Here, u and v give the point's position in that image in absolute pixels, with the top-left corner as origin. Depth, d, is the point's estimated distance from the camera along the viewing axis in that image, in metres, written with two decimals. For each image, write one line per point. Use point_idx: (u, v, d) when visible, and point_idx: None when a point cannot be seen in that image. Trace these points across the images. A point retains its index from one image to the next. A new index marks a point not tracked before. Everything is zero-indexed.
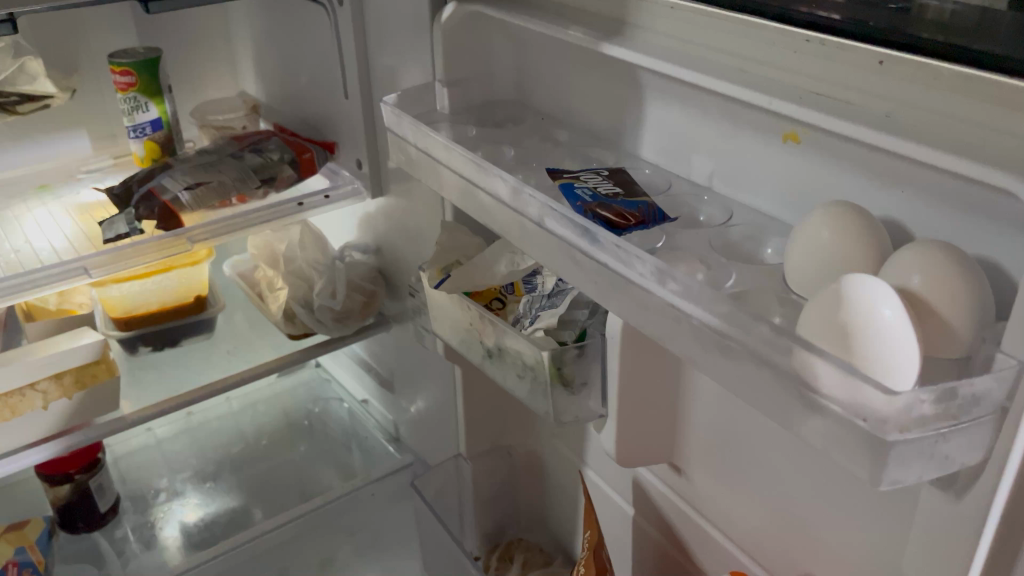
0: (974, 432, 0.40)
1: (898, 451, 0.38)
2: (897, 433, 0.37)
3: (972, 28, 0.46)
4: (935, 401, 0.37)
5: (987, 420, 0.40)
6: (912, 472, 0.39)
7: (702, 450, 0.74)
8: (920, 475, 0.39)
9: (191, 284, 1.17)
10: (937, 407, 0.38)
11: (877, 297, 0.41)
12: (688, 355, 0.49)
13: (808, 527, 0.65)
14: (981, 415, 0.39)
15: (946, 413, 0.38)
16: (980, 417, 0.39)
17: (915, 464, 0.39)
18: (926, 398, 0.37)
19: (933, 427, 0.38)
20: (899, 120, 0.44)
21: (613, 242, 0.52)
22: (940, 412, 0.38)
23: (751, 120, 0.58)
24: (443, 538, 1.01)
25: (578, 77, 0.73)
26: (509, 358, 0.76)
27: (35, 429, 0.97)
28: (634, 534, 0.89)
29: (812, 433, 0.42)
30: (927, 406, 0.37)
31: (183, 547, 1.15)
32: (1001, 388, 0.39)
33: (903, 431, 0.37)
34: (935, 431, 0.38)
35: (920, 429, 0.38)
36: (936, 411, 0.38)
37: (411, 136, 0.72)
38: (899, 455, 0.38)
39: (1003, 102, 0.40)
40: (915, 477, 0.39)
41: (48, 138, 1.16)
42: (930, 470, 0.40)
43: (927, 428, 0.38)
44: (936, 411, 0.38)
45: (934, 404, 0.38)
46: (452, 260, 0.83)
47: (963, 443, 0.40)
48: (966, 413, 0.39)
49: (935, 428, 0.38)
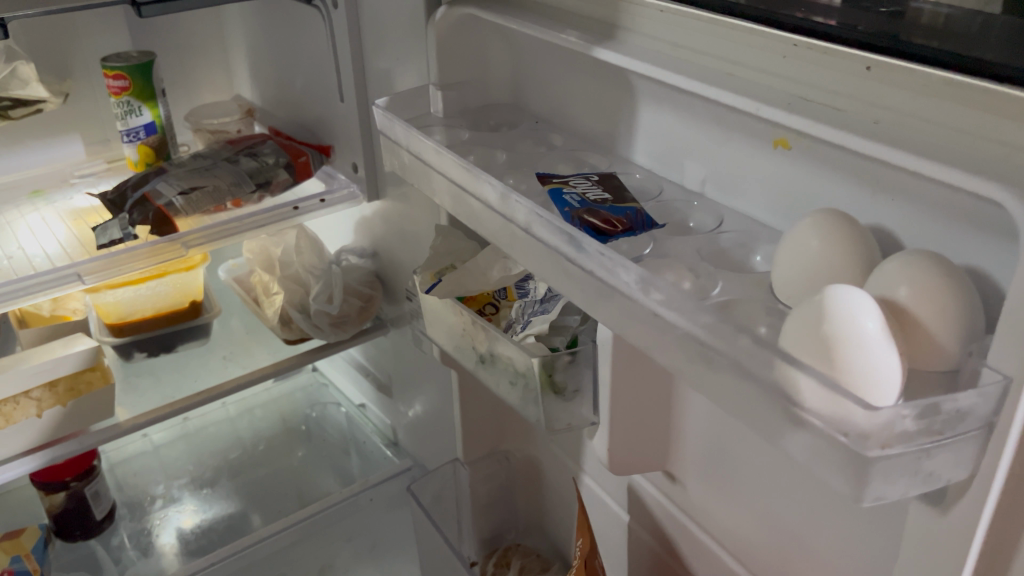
0: (960, 448, 0.34)
1: (880, 468, 0.33)
2: (878, 450, 0.32)
3: (978, 32, 0.42)
4: (916, 416, 0.32)
5: (974, 435, 0.34)
6: (896, 487, 0.34)
7: (686, 469, 0.69)
8: (904, 491, 0.34)
9: (187, 289, 1.14)
10: (919, 421, 0.33)
11: (860, 309, 0.35)
12: (672, 368, 0.43)
13: (803, 545, 0.59)
14: (967, 431, 0.34)
15: (928, 428, 0.33)
16: (967, 432, 0.34)
17: (900, 480, 0.34)
18: (908, 413, 0.32)
19: (917, 443, 0.33)
20: (886, 130, 0.41)
21: (596, 249, 0.47)
22: (924, 427, 0.33)
23: (742, 125, 0.54)
24: (440, 545, 0.99)
25: (572, 79, 0.69)
26: (500, 364, 0.72)
27: (32, 437, 0.95)
28: (630, 542, 0.81)
29: (798, 452, 0.36)
30: (910, 421, 0.32)
31: (181, 554, 1.13)
32: (986, 403, 0.33)
33: (885, 447, 0.32)
34: (918, 448, 0.33)
35: (904, 444, 0.33)
36: (919, 426, 0.33)
37: (404, 140, 0.69)
38: (882, 472, 0.33)
39: (990, 109, 0.36)
40: (899, 493, 0.34)
41: (40, 144, 1.13)
42: (917, 487, 0.34)
43: (910, 443, 0.33)
44: (920, 427, 0.33)
45: (917, 418, 0.32)
46: (446, 264, 0.80)
47: (949, 459, 0.34)
48: (951, 429, 0.33)
49: (919, 444, 0.33)
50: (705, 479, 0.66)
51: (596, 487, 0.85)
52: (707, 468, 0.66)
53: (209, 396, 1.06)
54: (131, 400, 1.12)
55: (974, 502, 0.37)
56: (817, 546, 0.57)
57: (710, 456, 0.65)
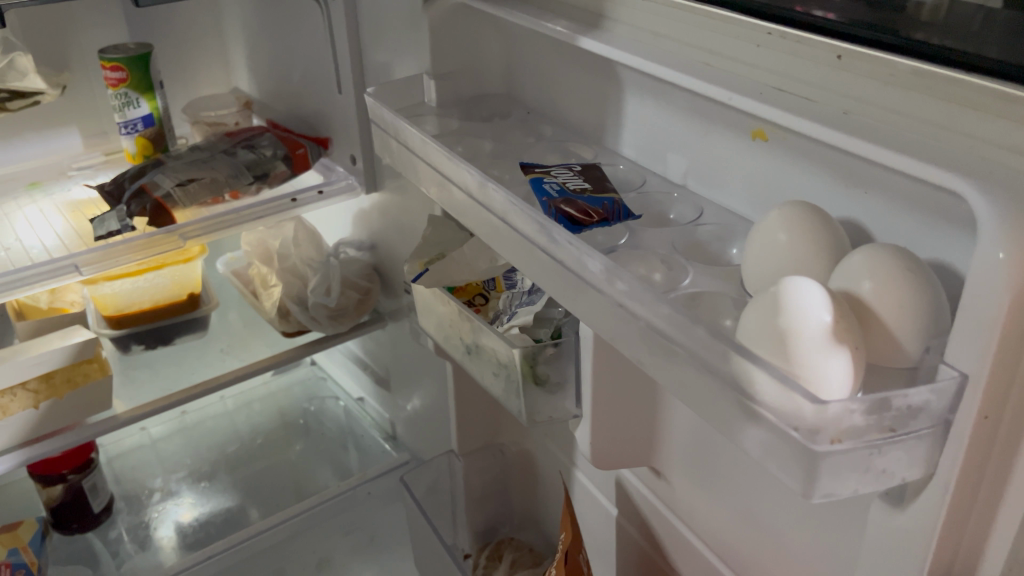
0: (913, 446, 0.35)
1: (830, 464, 0.34)
2: (826, 444, 0.34)
3: (968, 24, 0.41)
4: (865, 412, 0.34)
5: (928, 433, 0.35)
6: (846, 485, 0.35)
7: (670, 466, 0.68)
8: (855, 489, 0.35)
9: (185, 281, 1.14)
10: (869, 417, 0.34)
11: (811, 301, 0.36)
12: (637, 360, 0.44)
13: (782, 545, 0.58)
14: (920, 428, 0.35)
15: (878, 424, 0.34)
16: (920, 430, 0.35)
17: (851, 477, 0.35)
18: (857, 408, 0.33)
19: (867, 439, 0.34)
20: (856, 120, 0.40)
21: (566, 239, 0.47)
22: (874, 423, 0.34)
23: (723, 116, 0.53)
24: (431, 541, 0.98)
25: (563, 70, 0.68)
26: (485, 355, 0.71)
27: (20, 431, 0.94)
28: (618, 538, 0.80)
29: (752, 447, 0.37)
30: (859, 416, 0.34)
31: (178, 547, 1.14)
32: (940, 400, 0.34)
33: (834, 442, 0.34)
34: (867, 444, 0.34)
35: (853, 440, 0.34)
36: (868, 421, 0.34)
37: (392, 129, 0.68)
38: (831, 467, 0.34)
39: (961, 100, 0.36)
40: (850, 491, 0.35)
41: (38, 137, 1.15)
42: (868, 485, 0.36)
43: (859, 439, 0.34)
44: (870, 422, 0.34)
45: (867, 414, 0.34)
46: (436, 253, 0.79)
47: (902, 458, 0.35)
48: (903, 426, 0.34)
49: (869, 440, 0.34)
50: (687, 476, 0.66)
51: (586, 482, 0.84)
52: (689, 465, 0.65)
53: (205, 388, 1.07)
54: (128, 392, 1.13)
55: (929, 499, 0.37)
56: (797, 546, 0.56)
57: (691, 454, 0.64)
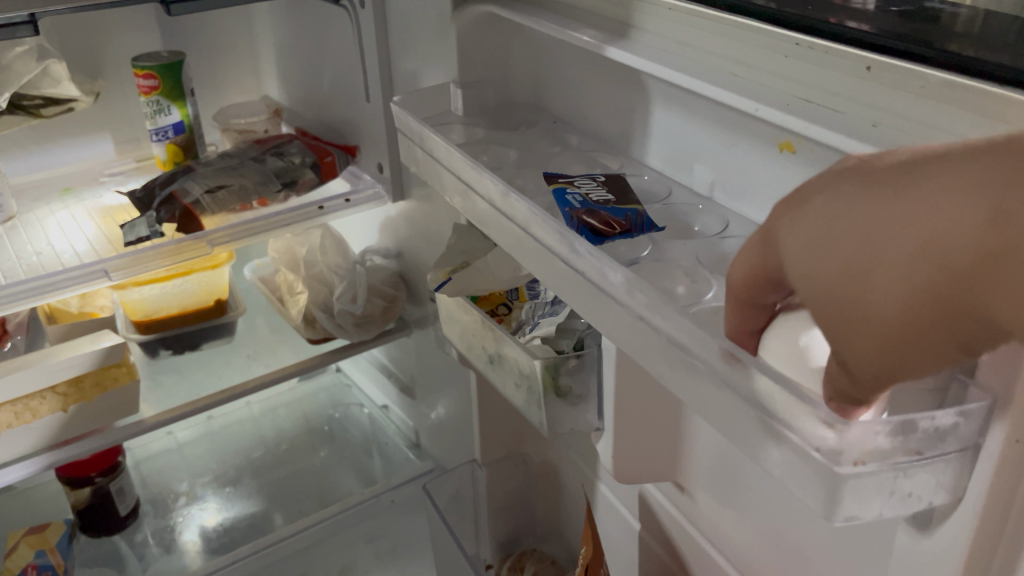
0: (940, 469, 0.34)
1: (854, 486, 0.33)
2: (850, 466, 0.32)
3: (1002, 37, 0.39)
4: (891, 433, 0.32)
5: (956, 456, 0.34)
6: (870, 508, 0.34)
7: (694, 482, 0.66)
8: (879, 512, 0.34)
9: (213, 287, 1.15)
10: (893, 439, 0.32)
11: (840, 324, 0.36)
12: (657, 373, 0.43)
13: (809, 565, 0.56)
14: (946, 451, 0.33)
15: (904, 447, 0.33)
16: (948, 453, 0.34)
17: (875, 500, 0.34)
18: (882, 430, 0.32)
19: (892, 461, 0.33)
20: (884, 134, 0.39)
21: (587, 250, 0.46)
22: (900, 445, 0.33)
23: (750, 128, 0.52)
24: (449, 552, 0.97)
25: (589, 80, 0.67)
26: (507, 366, 0.70)
27: (49, 434, 0.95)
28: (641, 552, 0.79)
29: (774, 466, 0.36)
30: (884, 438, 0.32)
31: (203, 552, 1.15)
32: (969, 423, 0.33)
33: (857, 464, 0.33)
34: (892, 466, 0.33)
35: (878, 462, 0.33)
36: (894, 444, 0.32)
37: (417, 135, 0.68)
38: (855, 491, 0.33)
39: (987, 112, 0.34)
40: (874, 514, 0.34)
41: (71, 142, 1.17)
42: (893, 508, 0.34)
43: (885, 461, 0.33)
44: (895, 445, 0.32)
45: (891, 436, 0.32)
46: (460, 262, 0.78)
47: (929, 480, 0.34)
48: (930, 448, 0.33)
49: (894, 462, 0.33)
50: (710, 491, 0.65)
51: (609, 494, 0.83)
52: (714, 481, 0.64)
53: (231, 394, 1.07)
54: (155, 396, 1.14)
55: (956, 523, 0.36)
56: (823, 568, 0.55)
57: (715, 470, 0.63)
